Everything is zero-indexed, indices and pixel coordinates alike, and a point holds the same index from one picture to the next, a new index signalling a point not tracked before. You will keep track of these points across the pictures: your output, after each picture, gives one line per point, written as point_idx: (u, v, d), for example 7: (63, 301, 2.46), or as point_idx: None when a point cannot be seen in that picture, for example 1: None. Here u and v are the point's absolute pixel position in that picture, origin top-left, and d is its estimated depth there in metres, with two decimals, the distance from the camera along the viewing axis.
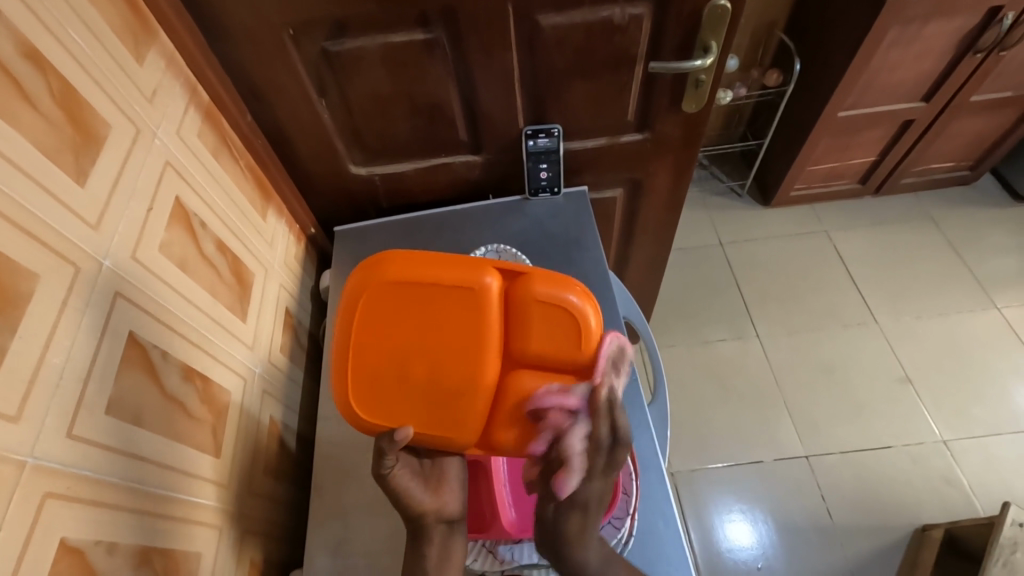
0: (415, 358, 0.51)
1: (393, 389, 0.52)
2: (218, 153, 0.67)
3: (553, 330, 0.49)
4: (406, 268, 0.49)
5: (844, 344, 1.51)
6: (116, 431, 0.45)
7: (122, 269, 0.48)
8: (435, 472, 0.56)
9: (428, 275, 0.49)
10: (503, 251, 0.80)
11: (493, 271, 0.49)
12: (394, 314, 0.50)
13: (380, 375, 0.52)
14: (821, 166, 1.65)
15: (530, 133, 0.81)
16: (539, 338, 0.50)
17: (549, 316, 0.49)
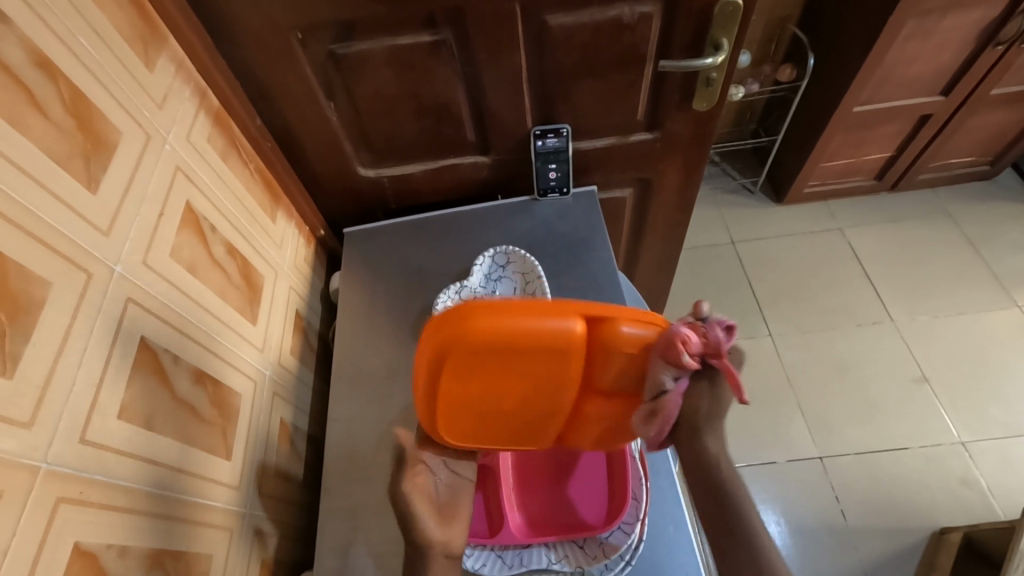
0: (499, 391, 0.52)
1: (477, 417, 0.54)
2: (227, 157, 0.67)
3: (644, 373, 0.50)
4: (492, 326, 0.47)
5: (859, 343, 1.49)
6: (128, 435, 0.45)
7: (133, 274, 0.48)
8: (449, 504, 0.56)
9: (516, 330, 0.47)
10: (511, 253, 0.79)
11: (577, 320, 0.47)
12: (479, 363, 0.49)
13: (467, 409, 0.53)
14: (835, 162, 1.62)
15: (539, 132, 0.80)
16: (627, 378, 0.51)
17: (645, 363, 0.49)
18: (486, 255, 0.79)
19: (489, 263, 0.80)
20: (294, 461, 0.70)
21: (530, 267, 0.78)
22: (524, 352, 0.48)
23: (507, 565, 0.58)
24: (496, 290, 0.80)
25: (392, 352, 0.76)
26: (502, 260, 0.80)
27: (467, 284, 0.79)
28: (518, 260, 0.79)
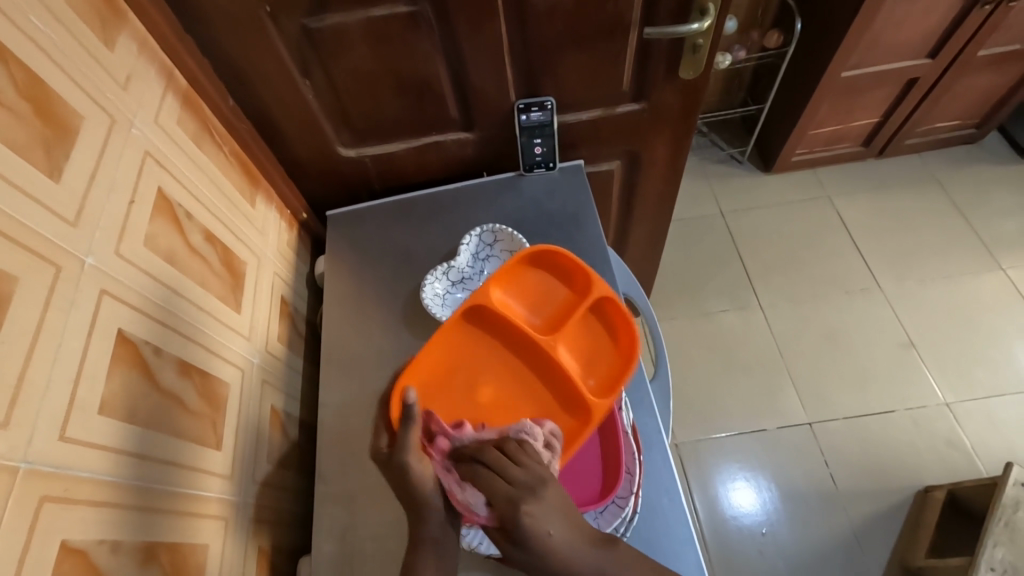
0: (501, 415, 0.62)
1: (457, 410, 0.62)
2: (200, 140, 0.65)
3: (541, 301, 0.67)
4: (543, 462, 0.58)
5: (847, 310, 1.51)
6: (113, 431, 0.44)
7: (107, 266, 0.46)
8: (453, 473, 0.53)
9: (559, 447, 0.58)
10: (499, 231, 0.78)
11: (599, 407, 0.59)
12: None
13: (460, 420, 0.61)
14: (823, 129, 1.61)
15: (522, 106, 0.78)
16: (529, 313, 0.66)
17: (551, 301, 0.66)
18: (472, 233, 0.77)
19: (476, 242, 0.78)
20: (287, 447, 0.69)
21: (520, 246, 0.77)
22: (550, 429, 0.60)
23: None
24: (485, 269, 0.79)
25: (382, 336, 0.75)
26: (489, 238, 0.78)
27: (455, 264, 0.77)
28: (506, 238, 0.78)
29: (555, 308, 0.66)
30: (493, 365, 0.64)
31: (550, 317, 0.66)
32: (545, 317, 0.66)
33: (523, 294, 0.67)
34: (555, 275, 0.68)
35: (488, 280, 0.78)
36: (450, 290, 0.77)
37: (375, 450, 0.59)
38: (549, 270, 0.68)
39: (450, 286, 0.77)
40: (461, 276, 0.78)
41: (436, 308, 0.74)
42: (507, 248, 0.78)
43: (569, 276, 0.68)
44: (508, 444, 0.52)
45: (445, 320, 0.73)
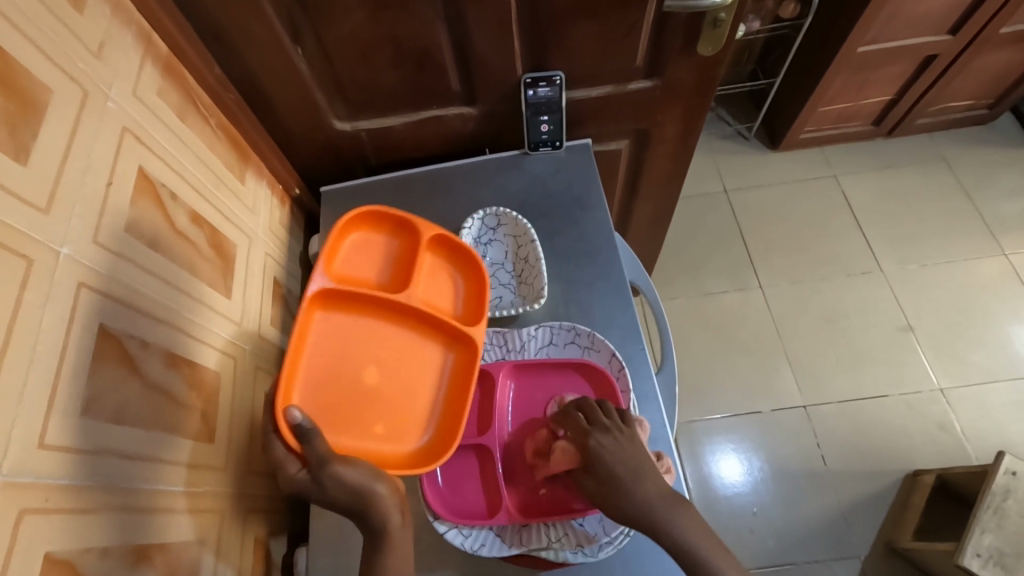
0: (392, 392, 0.60)
1: (350, 408, 0.58)
2: (183, 112, 0.60)
3: (375, 262, 0.64)
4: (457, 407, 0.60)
5: (846, 292, 1.50)
6: (97, 433, 0.42)
7: (84, 255, 0.43)
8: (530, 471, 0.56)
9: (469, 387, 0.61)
10: (502, 216, 0.75)
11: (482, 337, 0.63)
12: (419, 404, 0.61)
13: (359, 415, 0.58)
14: (834, 106, 1.56)
15: (529, 80, 0.74)
16: (365, 278, 0.62)
17: (386, 257, 0.64)
18: (475, 217, 0.75)
19: (479, 227, 0.76)
20: None
21: (524, 231, 0.74)
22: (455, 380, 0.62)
23: (508, 544, 0.57)
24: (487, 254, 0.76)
25: None
26: (491, 222, 0.76)
27: None
28: (509, 222, 0.75)
29: (382, 264, 0.64)
30: (360, 343, 0.60)
31: (391, 276, 0.63)
32: (389, 276, 0.63)
33: (351, 262, 0.63)
34: (372, 230, 0.65)
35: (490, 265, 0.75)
36: None
37: (293, 482, 0.50)
38: (371, 226, 0.65)
39: None
40: None
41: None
42: (510, 232, 0.75)
43: (386, 223, 0.65)
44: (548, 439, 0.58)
45: None
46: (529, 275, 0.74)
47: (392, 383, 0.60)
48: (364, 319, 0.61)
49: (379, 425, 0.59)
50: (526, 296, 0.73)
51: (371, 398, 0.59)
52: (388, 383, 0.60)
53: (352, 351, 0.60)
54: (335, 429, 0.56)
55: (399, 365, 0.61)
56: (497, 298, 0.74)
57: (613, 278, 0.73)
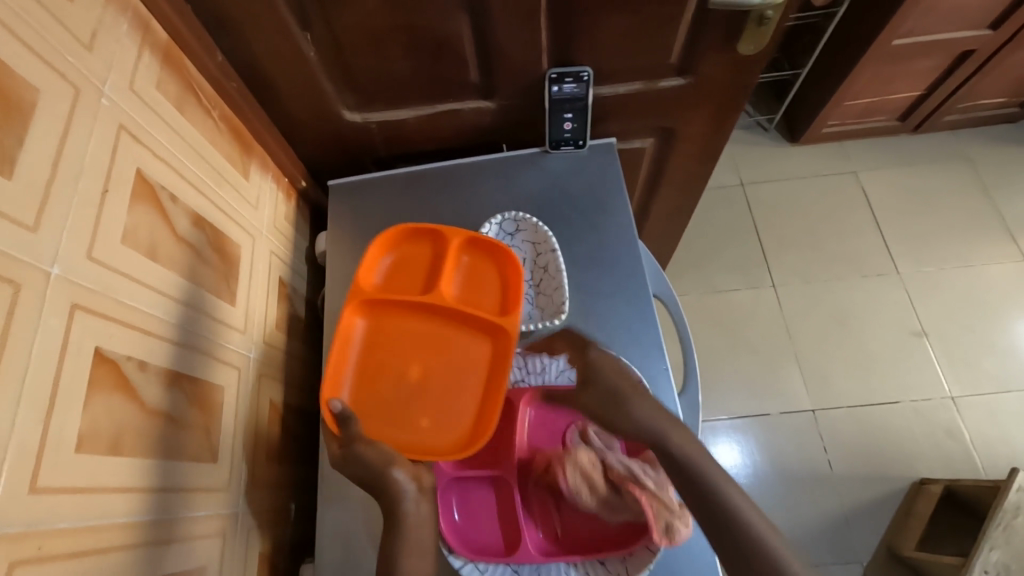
0: (436, 385, 0.60)
1: (394, 402, 0.59)
2: (183, 104, 0.55)
3: (410, 263, 0.64)
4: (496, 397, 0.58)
5: (861, 294, 1.46)
6: (94, 468, 0.39)
7: (77, 274, 0.39)
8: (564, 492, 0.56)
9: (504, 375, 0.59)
10: (521, 220, 0.71)
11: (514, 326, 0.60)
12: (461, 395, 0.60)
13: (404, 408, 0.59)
14: (860, 100, 1.50)
15: (554, 76, 0.69)
16: (401, 280, 0.63)
17: (421, 257, 0.64)
18: (493, 221, 0.70)
19: (496, 231, 0.71)
20: (285, 444, 0.65)
21: (545, 240, 0.70)
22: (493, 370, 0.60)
23: None
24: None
25: None
26: (510, 228, 0.71)
27: None
28: (529, 229, 0.71)
29: (417, 265, 0.64)
30: (398, 347, 0.61)
31: (420, 277, 0.63)
32: (423, 275, 0.63)
33: (387, 267, 0.64)
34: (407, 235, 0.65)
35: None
36: None
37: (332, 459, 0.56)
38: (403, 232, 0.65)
39: None
40: None
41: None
42: (529, 239, 0.71)
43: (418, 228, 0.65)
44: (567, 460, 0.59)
45: None
46: (547, 283, 0.70)
47: (436, 375, 0.60)
48: (404, 319, 0.62)
49: (425, 417, 0.59)
50: (543, 311, 0.69)
51: (416, 392, 0.60)
52: (430, 382, 0.60)
53: (394, 348, 0.61)
54: (381, 423, 0.58)
55: (441, 359, 0.61)
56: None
57: (635, 292, 0.69)
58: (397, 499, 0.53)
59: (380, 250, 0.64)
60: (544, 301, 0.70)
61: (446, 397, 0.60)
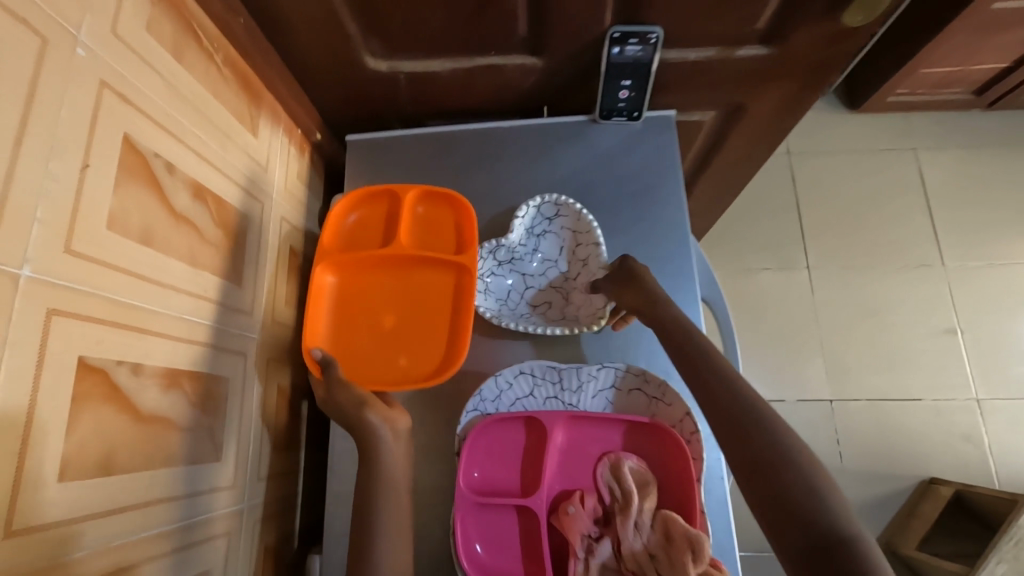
0: (409, 331, 0.58)
1: (372, 352, 0.57)
2: (181, 51, 0.47)
3: (370, 225, 0.62)
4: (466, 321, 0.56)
5: (899, 284, 1.38)
6: (80, 491, 0.35)
7: (53, 274, 0.33)
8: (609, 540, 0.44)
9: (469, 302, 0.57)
10: (562, 205, 0.64)
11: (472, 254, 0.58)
12: (435, 333, 0.58)
13: (382, 356, 0.57)
14: (936, 69, 1.35)
15: (617, 36, 0.58)
16: (362, 239, 0.61)
17: (379, 217, 0.63)
18: (530, 204, 0.64)
19: (533, 215, 0.64)
20: (293, 426, 0.62)
21: (590, 231, 0.62)
22: (461, 302, 0.58)
23: None
24: (539, 249, 0.65)
25: None
26: (549, 212, 0.64)
27: (505, 242, 0.63)
28: (571, 216, 0.64)
29: (374, 225, 0.62)
30: (365, 302, 0.59)
31: (379, 236, 0.62)
32: (383, 233, 0.62)
33: (350, 235, 0.62)
34: (362, 203, 0.63)
35: (541, 263, 0.64)
36: (495, 273, 0.63)
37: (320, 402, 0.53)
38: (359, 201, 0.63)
39: (497, 267, 0.63)
40: (511, 255, 0.63)
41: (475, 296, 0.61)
42: (570, 227, 0.64)
43: (370, 195, 0.63)
44: (619, 493, 0.46)
45: (483, 311, 0.60)
46: (586, 280, 0.62)
47: (408, 321, 0.58)
48: (368, 274, 0.60)
49: (404, 359, 0.57)
50: (580, 316, 0.61)
51: (392, 341, 0.58)
52: (399, 329, 0.58)
53: (363, 301, 0.59)
54: (362, 373, 0.56)
55: (411, 306, 0.59)
56: (545, 306, 0.63)
57: (680, 297, 0.61)
58: (378, 451, 0.50)
59: (342, 217, 0.63)
60: (580, 303, 0.62)
61: (422, 338, 0.58)
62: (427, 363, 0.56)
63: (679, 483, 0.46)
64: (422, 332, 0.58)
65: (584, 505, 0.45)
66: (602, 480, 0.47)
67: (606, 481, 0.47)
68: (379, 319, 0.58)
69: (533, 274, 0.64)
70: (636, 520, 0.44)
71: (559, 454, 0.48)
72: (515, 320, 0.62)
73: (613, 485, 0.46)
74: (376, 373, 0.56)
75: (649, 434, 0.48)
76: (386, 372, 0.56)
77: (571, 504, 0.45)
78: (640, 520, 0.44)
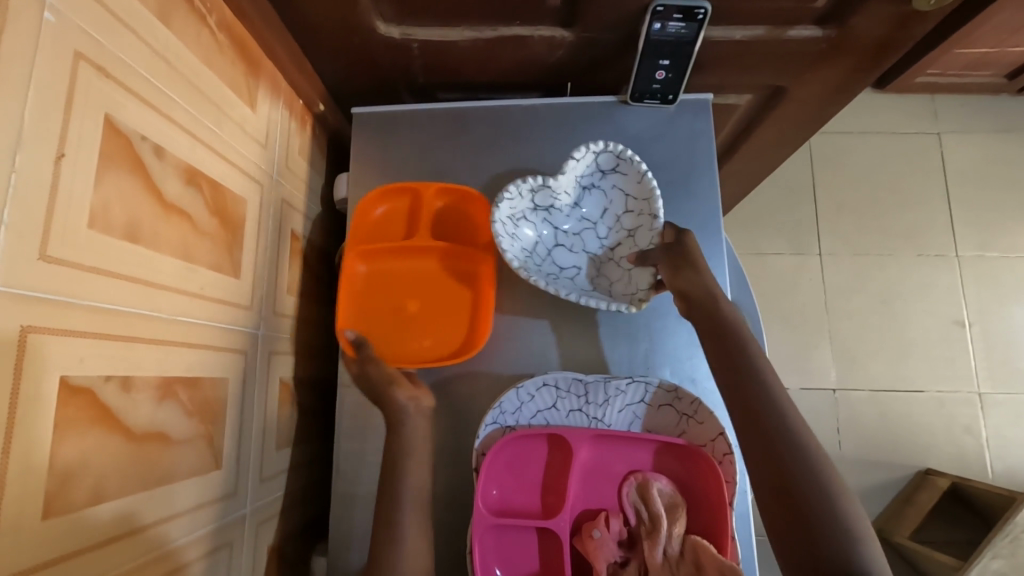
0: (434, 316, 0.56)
1: (399, 334, 0.55)
2: (169, 15, 0.41)
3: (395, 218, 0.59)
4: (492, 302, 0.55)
5: (912, 274, 1.35)
6: (67, 523, 0.32)
7: (24, 287, 0.29)
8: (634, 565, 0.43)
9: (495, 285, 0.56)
10: (623, 159, 0.57)
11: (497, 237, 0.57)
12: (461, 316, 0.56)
13: (410, 338, 0.55)
14: (971, 50, 1.28)
15: (660, 10, 0.52)
16: (388, 231, 0.59)
17: (402, 209, 0.60)
18: (593, 146, 0.57)
19: (590, 161, 0.58)
20: (298, 421, 0.59)
21: (648, 199, 0.56)
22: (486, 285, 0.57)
23: None
24: (581, 204, 0.60)
25: None
26: (607, 164, 0.58)
27: (552, 184, 0.57)
28: (631, 175, 0.57)
29: (398, 218, 0.59)
30: (390, 287, 0.57)
31: (402, 227, 0.59)
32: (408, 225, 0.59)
33: (376, 228, 0.59)
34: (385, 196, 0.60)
35: (578, 221, 0.60)
36: (530, 214, 0.58)
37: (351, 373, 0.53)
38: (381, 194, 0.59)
39: (532, 209, 0.58)
40: (551, 203, 0.59)
41: (504, 236, 0.55)
42: (623, 187, 0.58)
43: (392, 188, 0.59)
44: (646, 517, 0.44)
45: (514, 262, 0.54)
46: (627, 251, 0.58)
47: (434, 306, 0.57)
48: (393, 262, 0.57)
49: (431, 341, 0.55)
50: (614, 291, 0.57)
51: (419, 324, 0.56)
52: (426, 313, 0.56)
53: (390, 287, 0.57)
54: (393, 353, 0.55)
55: (436, 291, 0.57)
56: (574, 271, 0.59)
57: None
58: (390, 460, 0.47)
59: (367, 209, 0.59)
60: (616, 274, 0.57)
61: (449, 320, 0.56)
62: (454, 343, 0.55)
63: (710, 509, 0.45)
64: (448, 316, 0.56)
65: (609, 527, 0.44)
66: (628, 501, 0.45)
67: (633, 503, 0.45)
68: (405, 304, 0.56)
69: (567, 231, 0.60)
70: (664, 547, 0.42)
71: (584, 474, 0.47)
72: (543, 276, 0.57)
73: (639, 507, 0.45)
74: (405, 354, 0.55)
75: (679, 455, 0.47)
76: (414, 354, 0.55)
77: (596, 526, 0.44)
78: (667, 547, 0.42)
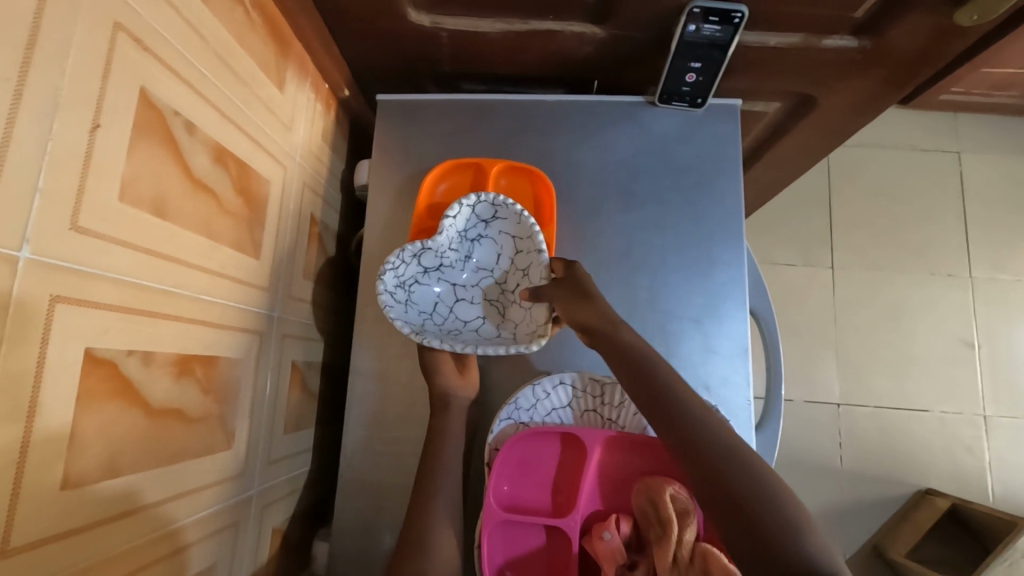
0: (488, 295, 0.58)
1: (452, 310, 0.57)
2: None
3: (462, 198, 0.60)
4: None
5: (923, 291, 1.34)
6: (83, 495, 0.32)
7: (55, 257, 0.29)
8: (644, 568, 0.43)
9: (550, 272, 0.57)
10: (499, 206, 0.53)
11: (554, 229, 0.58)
12: None
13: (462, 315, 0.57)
14: (998, 70, 1.26)
15: (697, 12, 0.52)
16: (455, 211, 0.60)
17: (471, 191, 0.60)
18: (463, 203, 0.53)
19: (466, 216, 0.54)
20: (307, 404, 0.58)
21: (530, 236, 0.53)
22: None
23: None
24: (472, 255, 0.56)
25: None
26: (485, 213, 0.54)
27: (432, 245, 0.53)
28: (511, 218, 0.54)
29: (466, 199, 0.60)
30: None
31: None
32: None
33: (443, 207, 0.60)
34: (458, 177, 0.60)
35: (473, 272, 0.56)
36: (421, 280, 0.54)
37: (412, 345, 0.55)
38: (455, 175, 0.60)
39: (423, 272, 0.54)
40: (439, 261, 0.54)
41: (392, 306, 0.53)
42: (508, 231, 0.55)
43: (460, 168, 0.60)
44: (657, 520, 0.44)
45: (403, 330, 0.51)
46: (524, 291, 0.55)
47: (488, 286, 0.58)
48: None
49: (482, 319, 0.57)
50: (518, 334, 0.54)
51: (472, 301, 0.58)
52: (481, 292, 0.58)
53: None
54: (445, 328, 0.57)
55: None
56: (478, 321, 0.56)
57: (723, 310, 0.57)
58: None
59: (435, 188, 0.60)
60: (518, 317, 0.55)
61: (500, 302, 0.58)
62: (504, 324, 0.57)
63: None
64: None
65: (619, 529, 0.44)
66: (641, 504, 0.45)
67: (645, 506, 0.45)
68: None
69: (466, 284, 0.56)
70: (674, 552, 0.41)
71: (598, 475, 0.47)
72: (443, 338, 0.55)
73: (649, 510, 0.44)
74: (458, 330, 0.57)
75: None
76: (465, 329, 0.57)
77: (606, 526, 0.44)
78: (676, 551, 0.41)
